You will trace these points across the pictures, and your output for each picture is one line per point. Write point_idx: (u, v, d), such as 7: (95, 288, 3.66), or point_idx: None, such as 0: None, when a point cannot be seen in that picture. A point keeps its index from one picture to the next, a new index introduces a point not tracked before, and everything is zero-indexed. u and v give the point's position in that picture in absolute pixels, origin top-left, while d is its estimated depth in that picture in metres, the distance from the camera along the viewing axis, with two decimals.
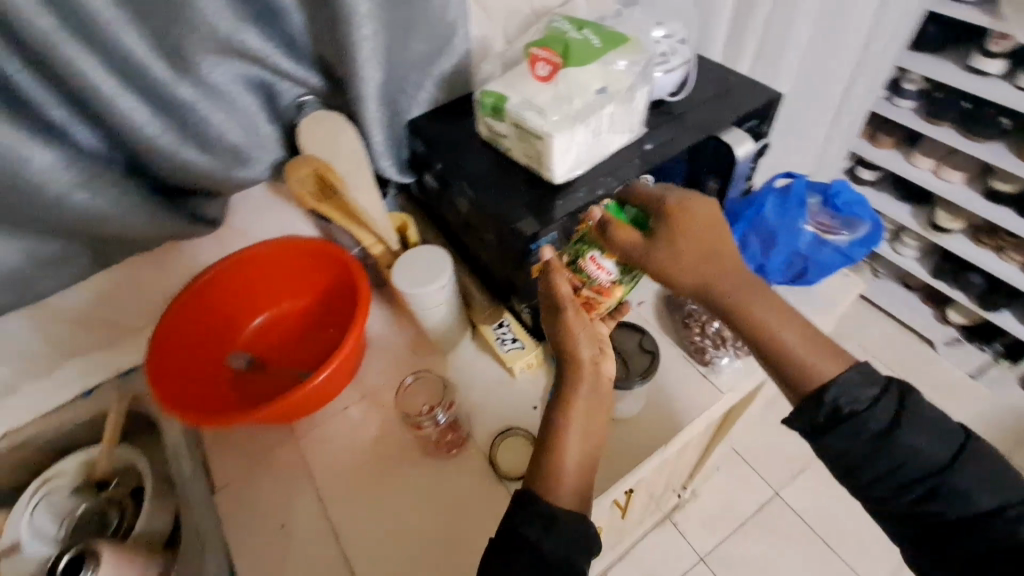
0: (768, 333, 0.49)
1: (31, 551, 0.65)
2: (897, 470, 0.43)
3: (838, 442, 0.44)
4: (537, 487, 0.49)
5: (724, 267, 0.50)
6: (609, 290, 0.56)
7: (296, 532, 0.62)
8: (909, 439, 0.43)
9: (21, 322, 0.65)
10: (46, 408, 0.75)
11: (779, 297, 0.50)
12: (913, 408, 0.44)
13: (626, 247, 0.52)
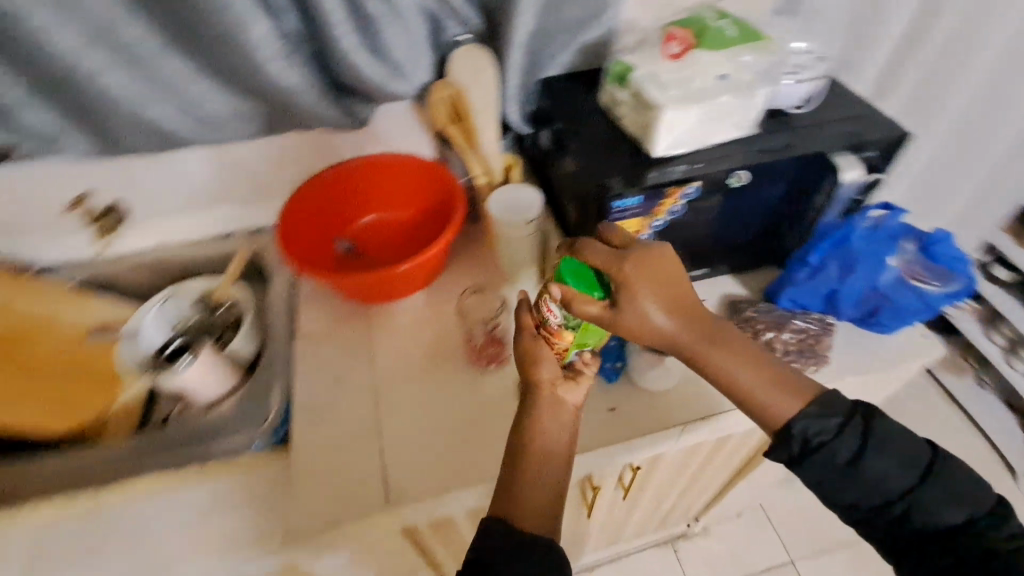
0: (728, 376, 0.53)
1: (146, 339, 0.80)
2: (875, 493, 0.48)
3: (815, 467, 0.49)
4: (508, 522, 0.50)
5: (691, 320, 0.55)
6: (556, 332, 0.57)
7: (344, 391, 0.71)
8: (875, 461, 0.47)
9: (203, 158, 0.82)
10: (192, 237, 0.91)
11: (746, 345, 0.55)
12: (878, 435, 0.48)
13: (590, 313, 0.53)
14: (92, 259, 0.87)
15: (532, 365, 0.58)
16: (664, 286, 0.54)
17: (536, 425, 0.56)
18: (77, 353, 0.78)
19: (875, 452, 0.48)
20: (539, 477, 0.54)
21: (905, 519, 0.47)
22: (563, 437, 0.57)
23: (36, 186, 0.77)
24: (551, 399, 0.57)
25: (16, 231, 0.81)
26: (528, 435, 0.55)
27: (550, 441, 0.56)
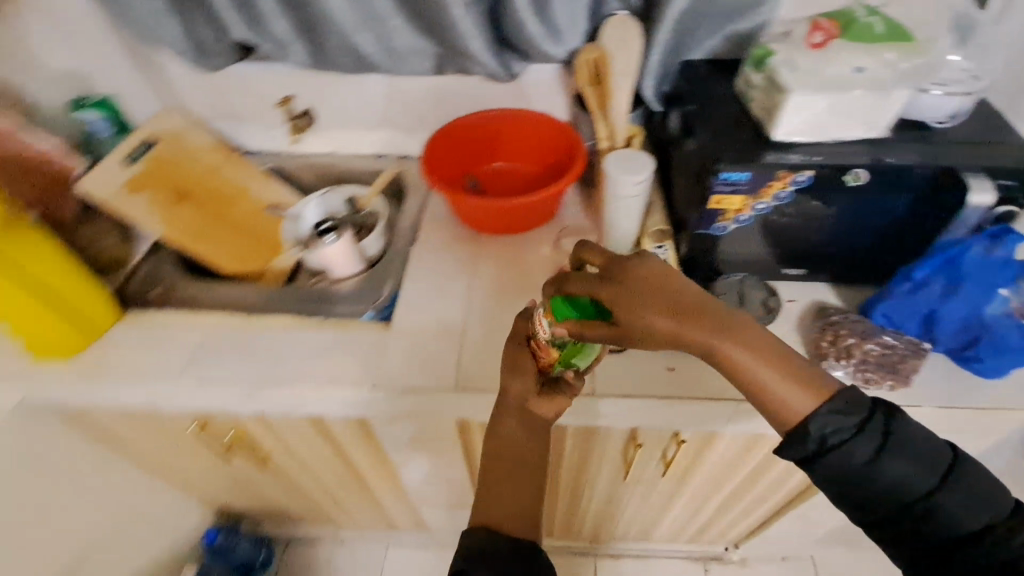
0: (742, 372, 0.52)
1: (302, 225, 0.98)
2: (897, 495, 0.48)
3: (836, 464, 0.48)
4: (489, 529, 0.59)
5: (696, 319, 0.52)
6: (545, 347, 0.63)
7: (442, 295, 0.83)
8: (894, 463, 0.47)
9: (381, 85, 0.98)
10: (354, 152, 1.08)
11: (760, 338, 0.52)
12: (900, 437, 0.48)
13: (591, 337, 0.57)
14: (282, 153, 1.08)
15: (512, 377, 0.66)
16: (656, 296, 0.53)
17: (508, 444, 0.66)
18: (256, 217, 0.98)
19: (899, 452, 0.48)
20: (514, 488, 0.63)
21: (924, 520, 0.48)
22: (530, 446, 0.66)
23: (258, 83, 0.97)
24: (522, 415, 0.67)
25: (235, 117, 1.03)
26: (502, 449, 0.65)
27: (523, 454, 0.66)
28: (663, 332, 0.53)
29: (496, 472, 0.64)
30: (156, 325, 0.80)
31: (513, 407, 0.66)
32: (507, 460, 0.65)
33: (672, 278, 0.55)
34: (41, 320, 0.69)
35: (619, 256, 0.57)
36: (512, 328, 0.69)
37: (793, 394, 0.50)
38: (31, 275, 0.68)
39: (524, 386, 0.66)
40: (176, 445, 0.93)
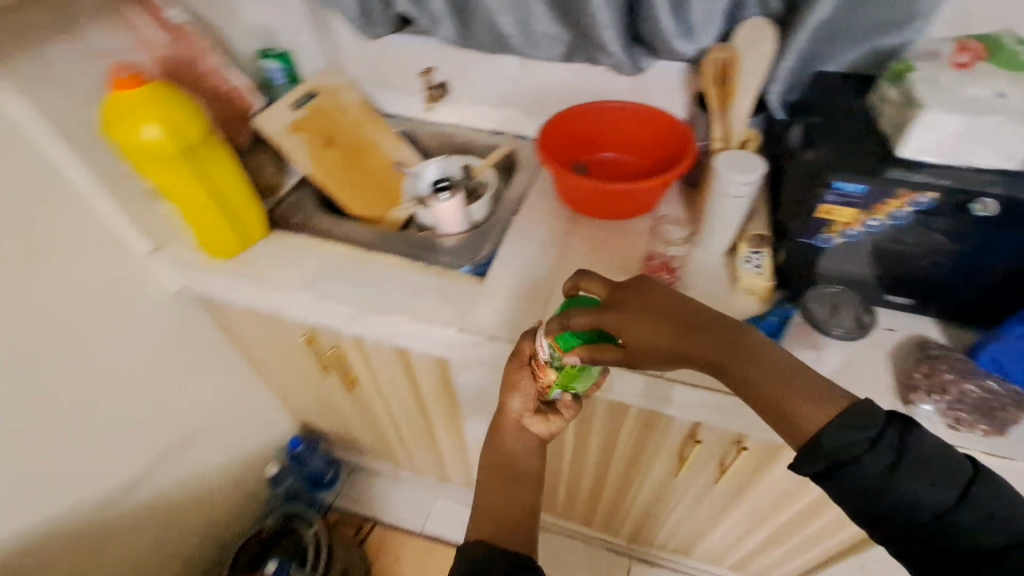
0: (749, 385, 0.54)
1: (418, 184, 1.08)
2: (913, 510, 0.47)
3: (850, 477, 0.48)
4: (490, 537, 0.63)
5: (696, 334, 0.56)
6: (543, 369, 0.67)
7: (534, 263, 0.89)
8: (910, 480, 0.47)
9: (510, 67, 1.05)
10: (475, 125, 1.17)
11: (762, 347, 0.54)
12: (914, 450, 0.48)
13: (602, 360, 0.60)
14: (416, 119, 1.20)
15: (512, 393, 0.71)
16: (656, 313, 0.58)
17: (508, 458, 0.71)
18: (386, 171, 1.11)
19: (914, 467, 0.47)
20: (513, 498, 0.69)
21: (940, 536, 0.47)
22: (529, 464, 0.72)
23: (407, 53, 1.08)
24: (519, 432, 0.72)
25: (381, 81, 1.15)
26: (502, 464, 0.71)
27: (522, 472, 0.71)
28: (666, 346, 0.56)
29: (495, 487, 0.69)
30: (297, 244, 0.93)
31: (513, 425, 0.72)
32: (508, 475, 0.71)
33: (673, 301, 0.59)
34: (213, 220, 0.83)
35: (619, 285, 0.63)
36: (513, 348, 0.71)
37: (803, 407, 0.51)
38: (218, 185, 0.81)
39: (522, 406, 0.71)
40: (288, 354, 1.08)
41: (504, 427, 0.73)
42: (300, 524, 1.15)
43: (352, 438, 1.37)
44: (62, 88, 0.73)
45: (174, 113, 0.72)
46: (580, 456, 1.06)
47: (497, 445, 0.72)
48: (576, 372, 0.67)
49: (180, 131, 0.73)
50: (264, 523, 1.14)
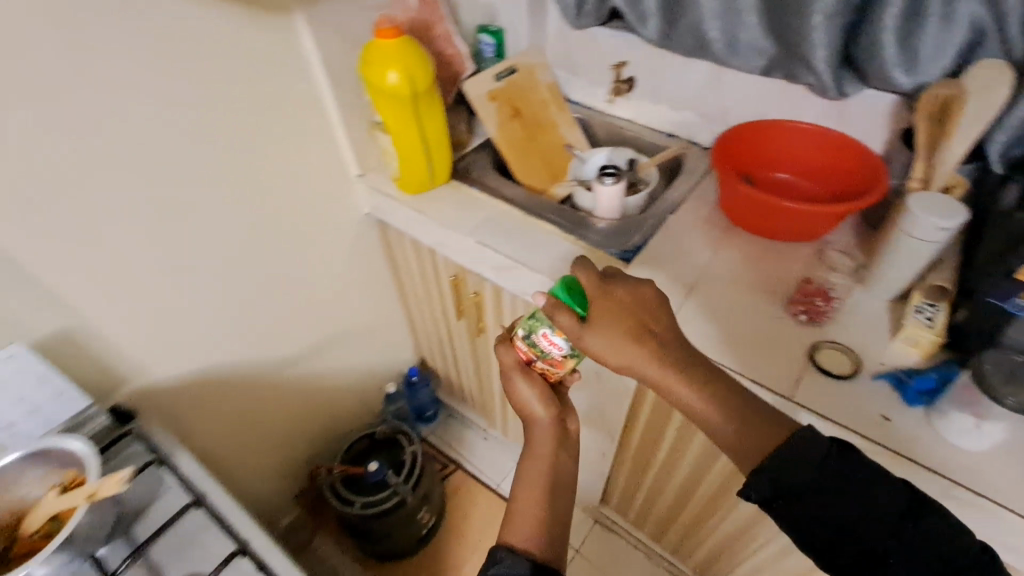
0: (690, 401, 0.63)
1: (583, 169, 1.17)
2: (857, 529, 0.54)
3: (802, 489, 0.56)
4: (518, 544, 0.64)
5: (670, 344, 0.66)
6: (561, 362, 0.74)
7: (683, 259, 0.90)
8: (846, 503, 0.55)
9: (702, 73, 1.07)
10: (650, 124, 1.20)
11: (722, 377, 0.64)
12: (846, 469, 0.56)
13: (567, 326, 0.66)
14: (596, 108, 1.26)
15: (529, 404, 0.75)
16: (645, 314, 0.67)
17: (550, 464, 0.73)
18: (558, 151, 1.19)
19: (845, 476, 0.55)
20: (552, 503, 0.69)
21: (886, 547, 0.53)
22: (565, 463, 0.75)
23: (606, 45, 1.15)
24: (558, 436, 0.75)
25: (574, 69, 1.24)
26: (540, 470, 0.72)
27: (561, 477, 0.73)
28: (636, 342, 0.65)
29: (535, 492, 0.70)
30: (472, 195, 1.05)
31: (552, 427, 0.75)
32: (552, 481, 0.71)
33: (656, 307, 0.69)
34: (414, 160, 0.97)
35: (620, 276, 0.72)
36: (500, 359, 0.76)
37: (747, 434, 0.60)
38: (426, 131, 0.95)
39: (551, 409, 0.75)
40: (433, 290, 1.21)
41: (538, 432, 0.75)
42: (406, 438, 1.28)
43: (458, 386, 1.48)
44: (337, 29, 0.91)
45: (410, 63, 0.86)
46: (672, 464, 1.05)
47: (536, 448, 0.74)
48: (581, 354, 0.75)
49: (411, 79, 0.87)
50: (376, 427, 1.29)
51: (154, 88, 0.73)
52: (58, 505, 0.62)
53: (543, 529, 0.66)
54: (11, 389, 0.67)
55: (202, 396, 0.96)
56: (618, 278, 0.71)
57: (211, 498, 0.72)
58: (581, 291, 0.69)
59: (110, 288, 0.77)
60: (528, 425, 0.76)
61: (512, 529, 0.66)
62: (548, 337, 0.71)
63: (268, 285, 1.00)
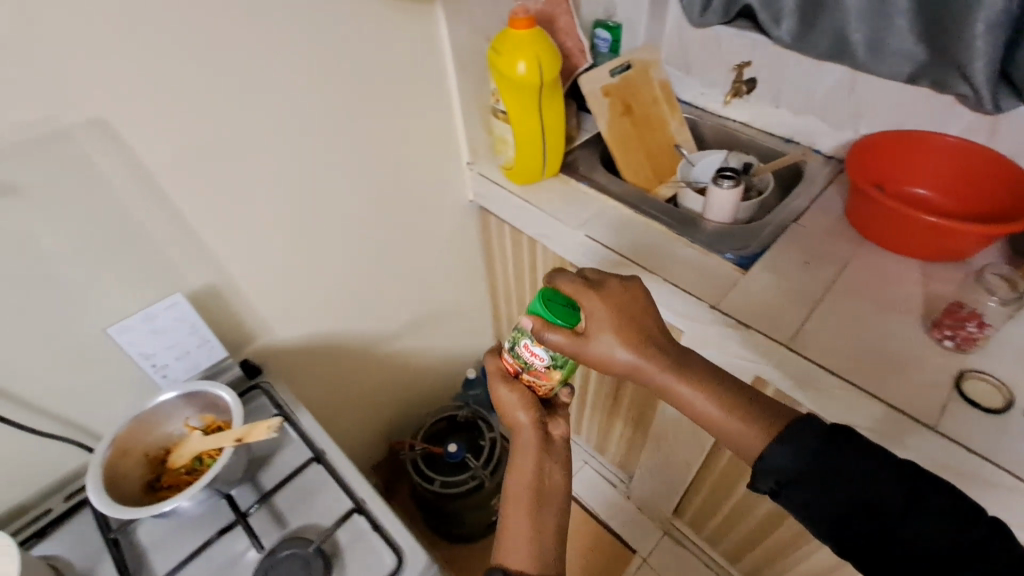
0: (685, 396, 0.67)
1: (695, 171, 1.14)
2: (858, 512, 0.54)
3: (800, 478, 0.57)
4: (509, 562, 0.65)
5: (658, 347, 0.70)
6: (547, 374, 0.73)
7: (808, 272, 0.85)
8: (842, 485, 0.55)
9: (835, 78, 1.01)
10: (767, 129, 1.16)
11: (711, 376, 0.67)
12: (836, 452, 0.56)
13: (557, 342, 0.68)
14: (709, 110, 1.23)
15: (516, 410, 0.73)
16: (630, 317, 0.70)
17: (534, 473, 0.71)
18: (666, 151, 1.16)
19: (837, 454, 0.56)
20: (543, 518, 0.68)
21: (891, 526, 0.53)
22: (556, 473, 0.73)
23: (727, 46, 1.12)
24: (544, 443, 0.73)
25: (690, 68, 1.21)
26: (526, 480, 0.70)
27: (549, 488, 0.71)
28: (628, 345, 0.68)
29: (522, 507, 0.68)
30: (580, 190, 1.04)
31: (537, 434, 0.73)
32: (540, 495, 0.70)
33: (645, 309, 0.72)
34: (530, 151, 0.98)
35: (606, 278, 0.74)
36: (489, 369, 0.77)
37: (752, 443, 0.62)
38: (544, 122, 0.95)
39: (534, 414, 0.73)
40: (526, 283, 1.21)
41: (523, 440, 0.73)
42: (484, 424, 1.29)
43: None
44: (469, 20, 0.92)
45: (541, 54, 0.87)
46: None
47: (521, 457, 0.72)
48: (567, 364, 0.73)
49: (540, 69, 0.88)
50: (458, 410, 1.30)
51: (310, 69, 0.77)
52: (206, 443, 0.69)
53: (538, 546, 0.66)
54: (167, 335, 0.74)
55: (309, 357, 1.01)
56: (602, 279, 0.73)
57: (328, 455, 0.76)
58: (566, 301, 0.70)
59: (252, 254, 0.83)
60: (514, 434, 0.74)
61: (510, 547, 0.66)
62: (529, 348, 0.71)
63: (377, 263, 1.04)
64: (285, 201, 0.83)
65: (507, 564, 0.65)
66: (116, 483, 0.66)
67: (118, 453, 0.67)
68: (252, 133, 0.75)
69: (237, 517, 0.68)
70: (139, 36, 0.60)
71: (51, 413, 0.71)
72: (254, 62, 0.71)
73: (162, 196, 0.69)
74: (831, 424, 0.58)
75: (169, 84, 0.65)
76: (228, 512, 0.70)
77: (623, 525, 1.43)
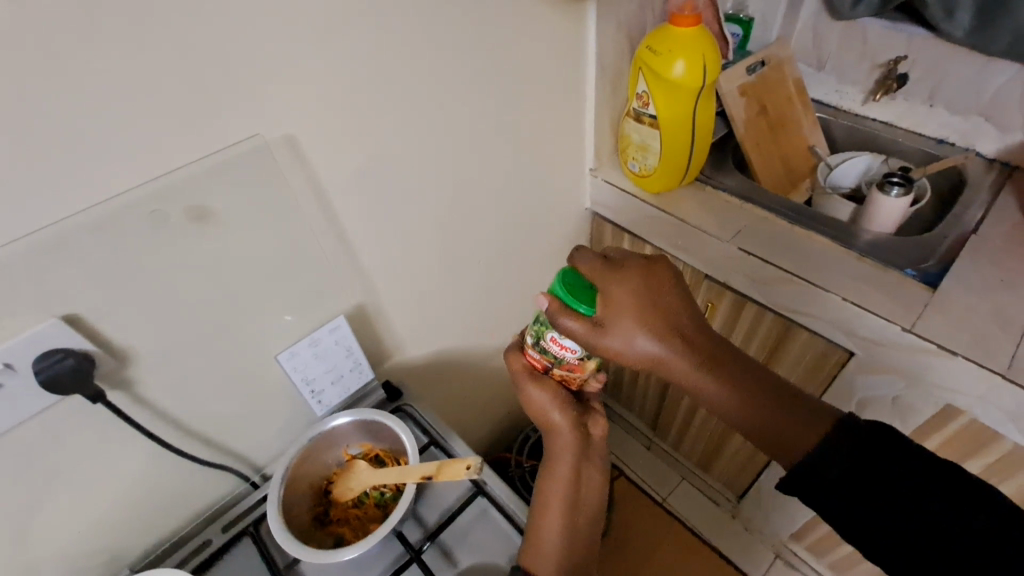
0: (701, 386, 0.60)
1: (833, 176, 1.05)
2: (876, 505, 0.51)
3: (814, 467, 0.53)
4: (525, 562, 0.61)
5: (736, 386, 0.60)
6: (580, 365, 0.64)
7: (1001, 290, 0.78)
8: (862, 477, 0.52)
9: (1008, 78, 0.92)
10: (917, 130, 1.07)
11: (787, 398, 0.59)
12: (863, 445, 0.53)
13: (571, 329, 0.59)
14: (845, 109, 1.14)
15: (548, 413, 0.67)
16: (722, 350, 0.62)
17: (570, 478, 0.66)
18: (801, 153, 1.08)
19: (866, 448, 0.52)
20: (577, 517, 0.64)
21: (922, 547, 0.50)
22: (593, 472, 0.68)
23: (876, 42, 1.03)
24: (579, 444, 0.67)
25: (826, 65, 1.12)
26: (563, 480, 0.66)
27: (583, 495, 0.66)
28: (714, 380, 0.60)
29: (555, 509, 0.64)
30: (719, 197, 0.98)
31: (574, 435, 0.67)
32: (575, 499, 0.65)
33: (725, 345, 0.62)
34: (675, 155, 0.91)
35: (673, 277, 0.63)
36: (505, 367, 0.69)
37: (790, 431, 0.57)
38: (694, 125, 0.88)
39: (569, 413, 0.66)
40: None
41: (562, 439, 0.67)
42: None
43: (630, 391, 1.42)
44: (614, 21, 0.87)
45: (704, 52, 0.81)
46: None
47: (557, 461, 0.67)
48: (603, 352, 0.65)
49: (703, 68, 0.81)
50: None
51: (472, 76, 0.72)
52: (376, 477, 0.64)
53: (569, 551, 0.62)
54: (328, 359, 0.72)
55: (436, 372, 0.97)
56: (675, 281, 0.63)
57: (488, 486, 0.71)
58: (588, 283, 0.61)
59: (399, 273, 0.78)
60: (549, 435, 0.68)
61: (541, 549, 0.62)
62: (556, 340, 0.62)
63: (502, 278, 0.99)
64: (434, 217, 0.79)
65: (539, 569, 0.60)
66: (290, 517, 0.63)
67: (287, 489, 0.64)
68: (418, 147, 0.70)
69: (411, 554, 0.64)
70: (328, 43, 0.56)
71: (216, 441, 0.68)
72: (425, 72, 0.66)
73: (333, 214, 0.65)
74: (873, 423, 0.54)
75: (350, 98, 0.60)
76: (398, 549, 0.66)
77: (731, 546, 1.35)
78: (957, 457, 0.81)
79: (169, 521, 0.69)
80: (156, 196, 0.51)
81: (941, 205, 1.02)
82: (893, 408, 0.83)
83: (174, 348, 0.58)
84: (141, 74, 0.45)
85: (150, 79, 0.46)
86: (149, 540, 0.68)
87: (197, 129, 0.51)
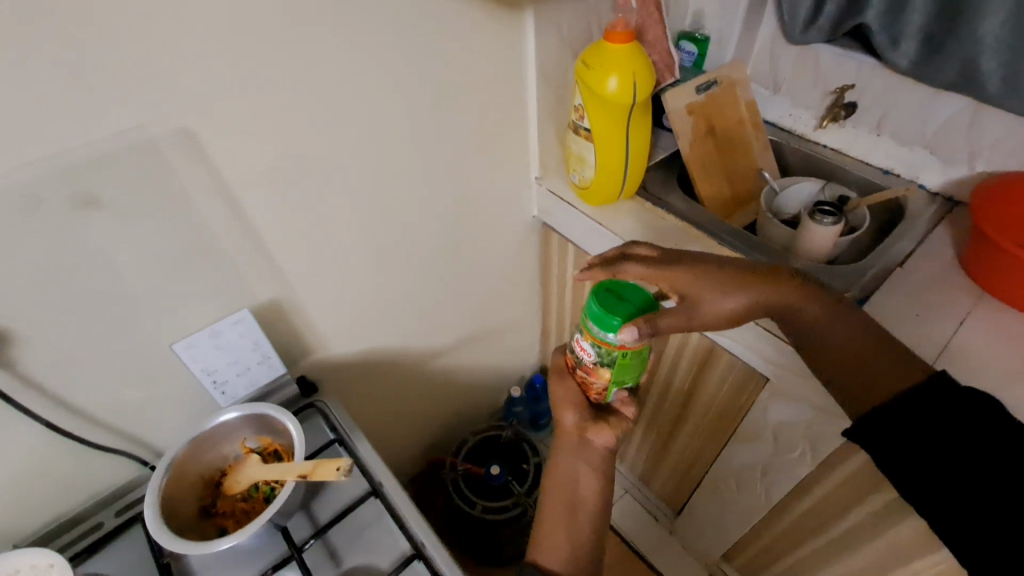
0: (796, 306, 0.67)
1: (777, 200, 1.05)
2: (936, 453, 0.53)
3: (890, 414, 0.57)
4: (534, 560, 0.64)
5: (817, 317, 0.67)
6: (595, 371, 0.66)
7: (917, 327, 0.78)
8: (927, 426, 0.55)
9: (951, 113, 0.92)
10: (864, 160, 1.07)
11: (860, 321, 0.67)
12: (941, 397, 0.55)
13: (666, 325, 0.61)
14: (797, 133, 1.14)
15: (562, 408, 0.71)
16: (787, 283, 0.68)
17: (572, 477, 0.69)
18: (748, 176, 1.09)
19: (944, 402, 0.55)
20: (578, 518, 0.67)
21: (979, 504, 0.51)
22: (591, 480, 0.69)
23: (828, 68, 1.03)
24: (580, 446, 0.69)
25: (781, 88, 1.12)
26: (564, 479, 0.69)
27: (585, 494, 0.68)
28: (792, 311, 0.67)
29: (557, 510, 0.67)
30: (657, 214, 0.98)
31: (574, 438, 0.70)
32: (576, 500, 0.68)
33: (793, 278, 0.68)
34: (611, 168, 0.91)
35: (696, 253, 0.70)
36: (550, 363, 0.75)
37: (876, 374, 0.63)
38: (628, 139, 0.89)
39: (579, 415, 0.70)
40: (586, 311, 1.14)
41: (563, 442, 0.70)
42: (529, 448, 1.22)
43: None
44: (557, 33, 0.87)
45: (635, 71, 0.81)
46: (833, 554, 0.93)
47: (560, 458, 0.70)
48: (625, 367, 0.65)
49: (634, 85, 0.81)
50: (501, 432, 1.25)
51: (400, 81, 0.72)
52: (265, 471, 0.64)
53: (573, 549, 0.65)
54: (231, 352, 0.73)
55: (364, 370, 0.98)
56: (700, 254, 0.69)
57: (385, 488, 0.71)
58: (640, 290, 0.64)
59: (317, 273, 0.79)
60: (557, 434, 0.71)
61: (544, 546, 0.65)
62: (577, 341, 0.66)
63: (438, 281, 0.99)
64: (356, 219, 0.79)
65: (545, 566, 0.63)
66: (172, 506, 0.63)
67: (173, 480, 0.64)
68: (337, 148, 0.71)
69: (291, 551, 0.64)
70: (228, 37, 0.56)
71: (113, 426, 0.68)
72: (345, 74, 0.66)
73: (238, 208, 0.66)
74: (965, 388, 0.56)
75: (260, 95, 0.61)
76: (283, 546, 0.66)
77: (668, 563, 1.36)
78: (861, 492, 0.80)
79: (61, 503, 0.69)
80: (37, 180, 0.52)
81: (880, 236, 1.02)
82: (805, 435, 0.83)
83: (59, 331, 0.59)
84: (17, 60, 0.46)
85: (28, 66, 0.47)
86: (40, 518, 0.68)
87: (81, 116, 0.51)
